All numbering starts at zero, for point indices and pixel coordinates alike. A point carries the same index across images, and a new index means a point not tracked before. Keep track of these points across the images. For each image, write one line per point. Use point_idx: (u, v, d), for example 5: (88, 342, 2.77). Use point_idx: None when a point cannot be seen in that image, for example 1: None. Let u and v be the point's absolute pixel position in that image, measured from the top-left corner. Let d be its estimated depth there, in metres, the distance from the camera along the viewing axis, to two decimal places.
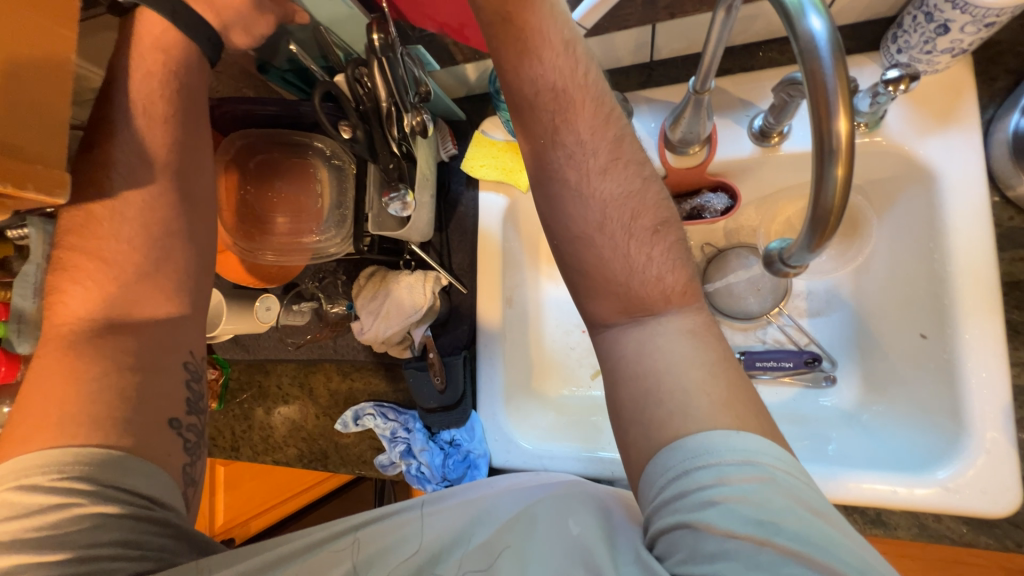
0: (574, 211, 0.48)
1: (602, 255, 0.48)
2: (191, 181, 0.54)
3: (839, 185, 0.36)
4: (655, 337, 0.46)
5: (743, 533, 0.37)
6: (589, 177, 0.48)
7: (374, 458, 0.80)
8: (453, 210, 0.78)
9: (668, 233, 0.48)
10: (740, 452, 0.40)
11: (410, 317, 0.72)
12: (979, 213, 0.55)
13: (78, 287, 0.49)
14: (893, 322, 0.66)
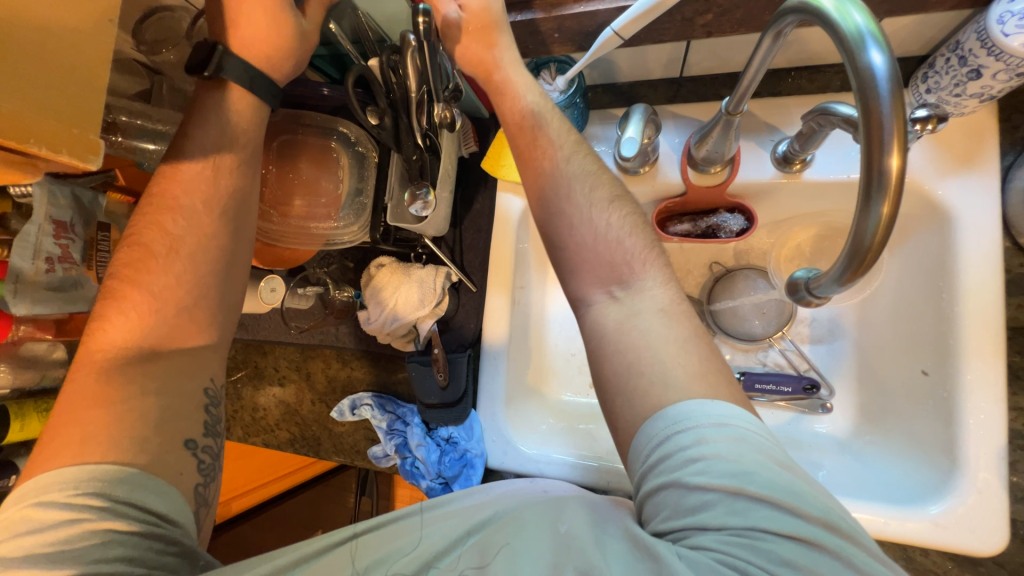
0: (570, 233, 0.51)
1: (574, 221, 0.51)
2: (216, 172, 0.53)
3: (883, 224, 0.37)
4: (633, 317, 0.47)
5: (718, 486, 0.38)
6: (578, 192, 0.52)
7: (368, 450, 0.79)
8: (469, 207, 0.78)
9: (625, 202, 0.52)
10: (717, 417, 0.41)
11: (419, 311, 0.70)
12: (991, 257, 0.56)
13: (121, 317, 0.49)
14: (890, 352, 0.68)
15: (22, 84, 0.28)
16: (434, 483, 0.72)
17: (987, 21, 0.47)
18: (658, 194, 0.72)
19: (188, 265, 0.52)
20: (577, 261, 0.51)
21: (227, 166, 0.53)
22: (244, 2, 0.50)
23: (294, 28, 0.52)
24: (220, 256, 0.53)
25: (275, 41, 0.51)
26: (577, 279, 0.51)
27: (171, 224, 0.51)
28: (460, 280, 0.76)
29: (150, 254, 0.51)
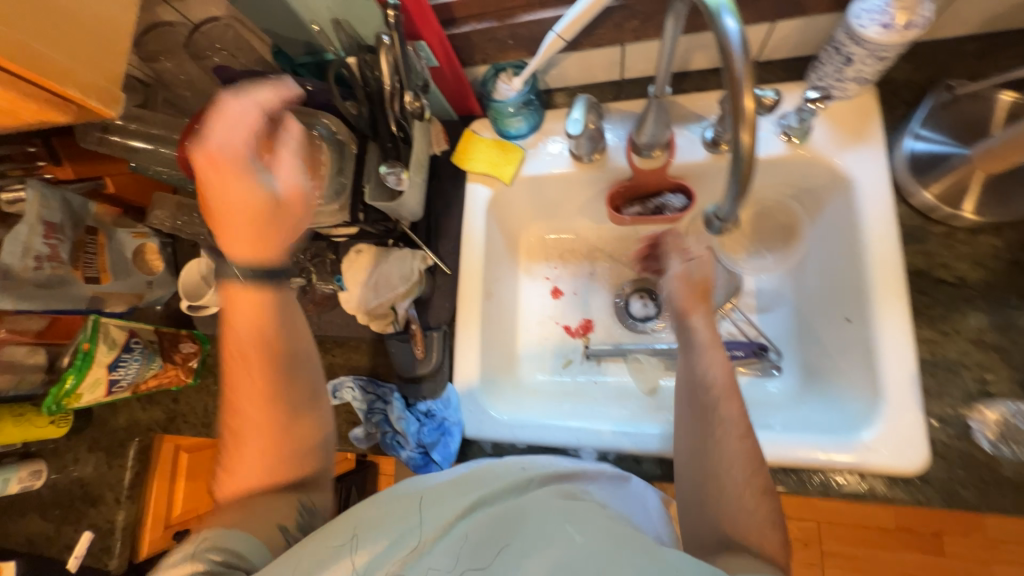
0: (726, 494, 0.56)
1: (724, 478, 0.56)
2: (263, 310, 0.60)
3: (750, 153, 0.46)
4: (738, 558, 0.51)
5: None
6: (732, 471, 0.56)
7: (349, 432, 0.82)
8: (441, 198, 0.85)
9: (768, 499, 0.55)
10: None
11: (397, 289, 0.76)
12: (886, 212, 0.66)
13: (240, 466, 0.58)
14: (823, 309, 0.75)
15: (62, 39, 0.37)
16: (414, 453, 0.74)
17: (850, 20, 0.58)
18: (609, 178, 0.82)
19: (268, 378, 0.59)
20: (706, 478, 0.57)
21: (266, 301, 0.60)
22: (233, 199, 0.56)
23: (269, 199, 0.57)
24: (287, 377, 0.60)
25: (258, 228, 0.58)
26: (707, 491, 0.57)
27: (255, 357, 0.59)
28: (435, 264, 0.82)
29: (247, 417, 0.59)
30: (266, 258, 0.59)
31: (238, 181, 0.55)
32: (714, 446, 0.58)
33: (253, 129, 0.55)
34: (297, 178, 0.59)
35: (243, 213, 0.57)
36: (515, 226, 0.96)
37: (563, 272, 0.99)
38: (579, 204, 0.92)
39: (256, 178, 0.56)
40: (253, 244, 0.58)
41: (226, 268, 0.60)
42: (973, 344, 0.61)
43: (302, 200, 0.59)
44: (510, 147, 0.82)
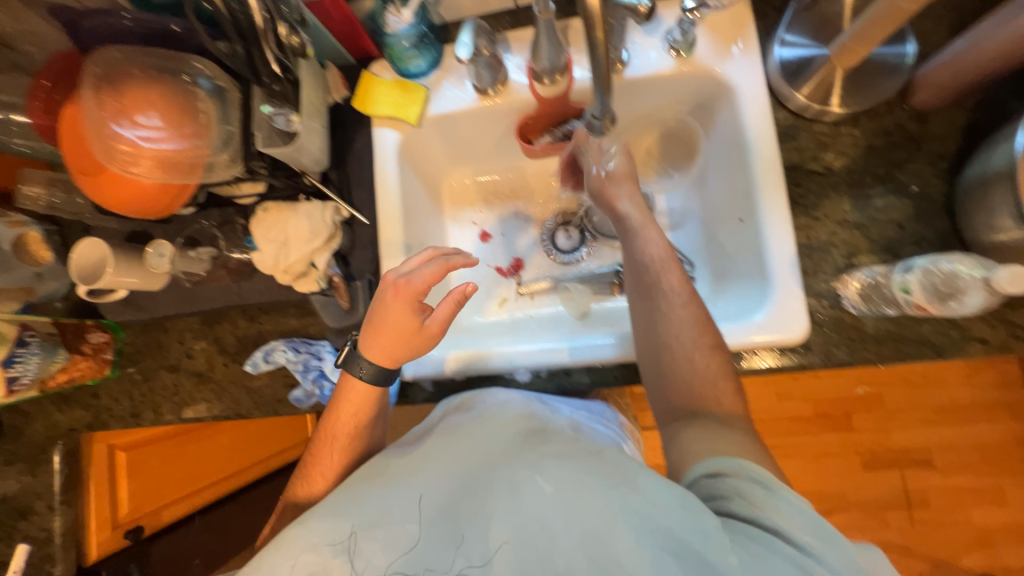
0: (681, 367, 0.63)
1: (675, 354, 0.63)
2: (416, 332, 0.68)
3: (603, 55, 0.48)
4: (702, 423, 0.59)
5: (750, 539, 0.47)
6: (684, 332, 0.64)
7: (289, 395, 0.81)
8: (349, 148, 0.83)
9: (722, 352, 0.63)
10: (798, 507, 0.48)
11: (311, 244, 0.74)
12: (764, 112, 0.72)
13: (326, 467, 0.70)
14: (721, 215, 0.82)
15: None
16: None
17: None
18: (516, 111, 0.83)
19: (359, 424, 0.71)
20: (664, 354, 0.64)
21: (426, 326, 0.68)
22: (383, 321, 0.67)
23: (416, 327, 0.67)
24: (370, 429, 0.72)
25: (402, 346, 0.68)
26: (667, 367, 0.64)
27: (348, 435, 0.71)
28: (352, 216, 0.80)
29: (343, 429, 0.71)
30: (394, 364, 0.70)
31: (406, 313, 0.66)
32: (666, 322, 0.65)
33: (427, 281, 0.65)
34: (444, 323, 0.67)
35: (394, 335, 0.67)
36: (434, 173, 0.95)
37: (489, 215, 1.00)
38: (494, 142, 0.92)
39: (419, 314, 0.67)
40: (384, 354, 0.69)
41: (352, 350, 0.70)
42: (840, 225, 0.69)
43: (437, 337, 0.68)
44: (412, 85, 0.81)
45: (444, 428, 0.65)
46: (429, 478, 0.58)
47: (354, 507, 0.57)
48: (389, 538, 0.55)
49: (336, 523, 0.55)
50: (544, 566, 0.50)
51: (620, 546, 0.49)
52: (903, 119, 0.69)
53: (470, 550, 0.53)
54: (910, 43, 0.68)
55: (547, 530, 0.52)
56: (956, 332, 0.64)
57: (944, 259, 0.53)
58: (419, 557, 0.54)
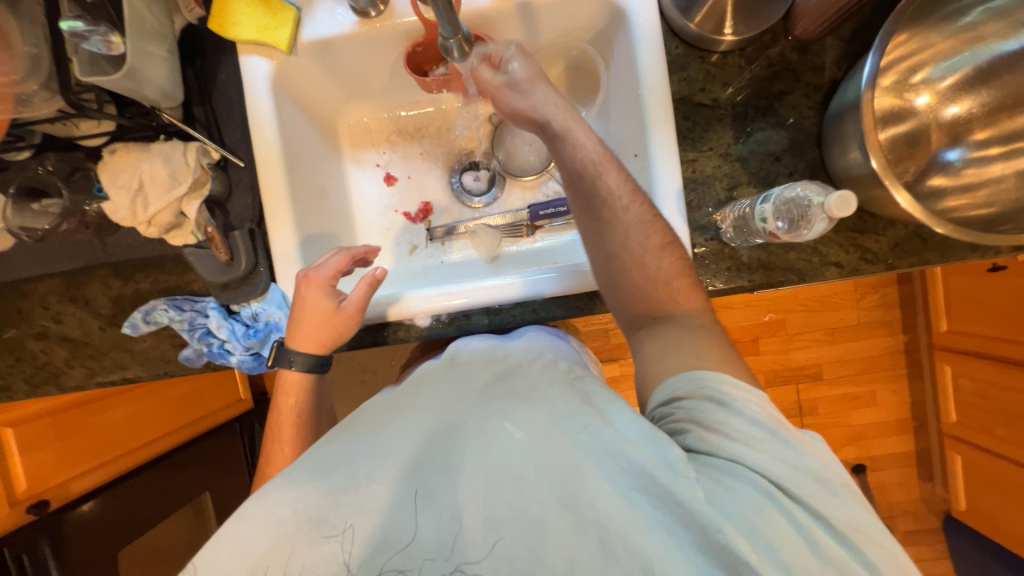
0: (637, 276, 0.62)
1: (627, 266, 0.62)
2: (335, 315, 0.69)
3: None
4: (663, 329, 0.60)
5: (742, 475, 0.46)
6: (631, 236, 0.62)
7: (178, 355, 0.76)
8: (214, 79, 0.74)
9: (678, 252, 0.63)
10: (752, 421, 0.49)
11: (175, 190, 0.66)
12: (655, 38, 0.70)
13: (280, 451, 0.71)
14: (621, 151, 0.81)
15: None
16: (244, 356, 0.74)
17: None
18: (405, 36, 0.76)
19: (304, 403, 0.73)
20: (615, 264, 0.63)
21: (341, 311, 0.69)
22: (302, 309, 0.69)
23: (333, 309, 0.69)
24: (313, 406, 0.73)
25: (325, 332, 0.69)
26: (621, 278, 0.63)
27: (294, 415, 0.72)
28: (225, 159, 0.73)
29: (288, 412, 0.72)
30: (326, 351, 0.71)
31: (319, 295, 0.68)
32: (612, 231, 0.62)
33: (335, 267, 0.68)
34: (361, 305, 0.69)
35: (314, 321, 0.69)
36: (323, 108, 0.87)
37: (392, 156, 0.94)
38: (387, 73, 0.85)
39: (333, 297, 0.68)
40: (310, 338, 0.69)
41: (280, 347, 0.71)
42: (723, 158, 0.71)
43: (354, 318, 0.69)
44: (278, 4, 0.71)
45: (412, 382, 0.67)
46: (393, 435, 0.54)
47: (318, 473, 0.51)
48: (355, 504, 0.49)
49: (298, 493, 0.50)
50: (518, 515, 0.48)
51: (592, 489, 0.47)
52: (786, 49, 0.70)
53: (440, 505, 0.49)
54: None
55: (520, 478, 0.49)
56: (817, 258, 0.70)
57: (796, 186, 0.56)
58: (384, 523, 0.48)
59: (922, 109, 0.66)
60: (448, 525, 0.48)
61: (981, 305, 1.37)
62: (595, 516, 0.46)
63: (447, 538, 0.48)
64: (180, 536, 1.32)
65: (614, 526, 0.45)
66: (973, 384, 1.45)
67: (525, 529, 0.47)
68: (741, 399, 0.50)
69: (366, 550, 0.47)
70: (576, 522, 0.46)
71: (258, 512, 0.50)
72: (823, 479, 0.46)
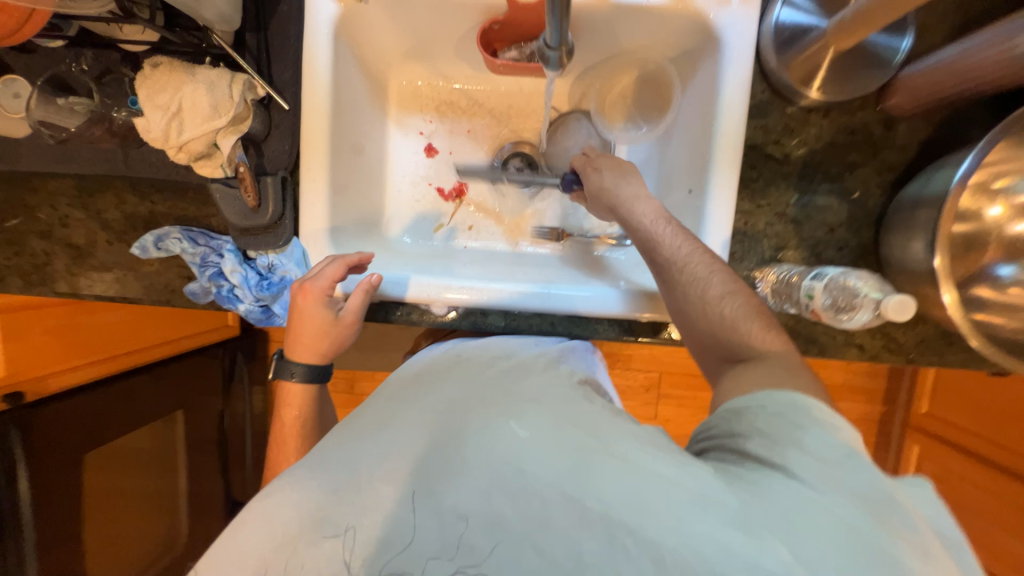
0: (703, 316, 0.59)
1: (700, 310, 0.59)
2: (331, 327, 0.67)
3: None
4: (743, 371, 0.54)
5: (794, 484, 0.40)
6: (703, 282, 0.60)
7: (184, 287, 0.74)
8: (274, 7, 0.68)
9: (740, 298, 0.59)
10: (824, 441, 0.43)
11: (213, 122, 0.63)
12: (744, 76, 0.66)
13: (285, 454, 0.70)
14: (673, 180, 0.79)
15: None
16: (253, 306, 0.71)
17: None
18: (485, 8, 0.71)
19: (306, 402, 0.71)
20: (696, 318, 0.60)
21: (335, 321, 0.67)
22: (298, 320, 0.67)
23: (329, 320, 0.67)
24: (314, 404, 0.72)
25: (323, 341, 0.68)
26: (700, 329, 0.60)
27: (296, 414, 0.71)
28: (270, 97, 0.69)
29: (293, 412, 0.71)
30: (327, 359, 0.70)
31: (313, 308, 0.66)
32: (687, 289, 0.61)
33: (331, 277, 0.65)
34: (358, 314, 0.67)
35: (312, 332, 0.68)
36: (379, 62, 0.82)
37: (438, 126, 0.90)
38: (454, 40, 0.80)
39: (331, 307, 0.66)
40: (308, 347, 0.68)
41: (281, 360, 0.70)
42: (777, 217, 0.69)
43: (354, 326, 0.68)
44: None
45: (416, 372, 0.67)
46: (396, 430, 0.54)
47: (327, 467, 0.51)
48: (360, 503, 0.48)
49: (307, 486, 0.50)
50: (523, 513, 0.44)
51: (602, 484, 0.44)
52: (871, 120, 0.67)
53: (441, 505, 0.46)
54: (908, 37, 0.62)
55: (520, 472, 0.46)
56: (841, 336, 0.69)
57: (852, 275, 0.55)
58: (391, 517, 0.47)
59: (990, 219, 0.62)
60: (450, 524, 0.45)
61: (965, 398, 1.39)
62: (604, 511, 0.43)
63: (456, 533, 0.45)
64: (148, 441, 1.32)
65: (627, 519, 0.42)
66: (935, 469, 1.49)
67: (530, 525, 0.44)
68: (813, 415, 0.45)
69: (369, 547, 0.46)
70: (583, 518, 0.43)
71: (266, 506, 0.49)
72: (891, 505, 0.39)
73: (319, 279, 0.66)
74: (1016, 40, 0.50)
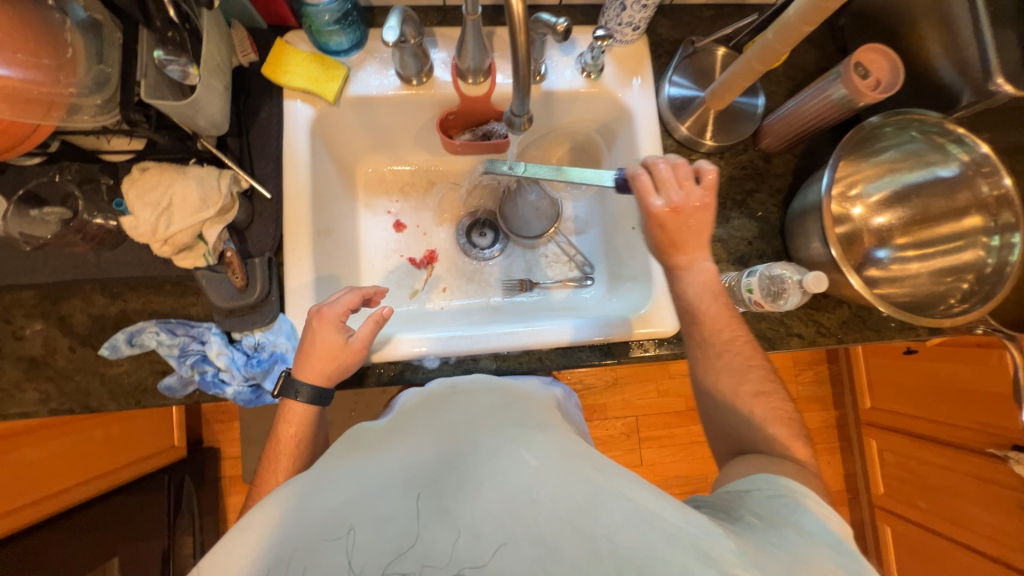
0: (721, 404, 0.66)
1: (721, 396, 0.66)
2: (344, 349, 0.68)
3: (523, 62, 0.50)
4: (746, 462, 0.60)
5: (789, 556, 0.44)
6: (735, 378, 0.65)
7: (158, 383, 0.71)
8: (254, 116, 0.78)
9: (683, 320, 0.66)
10: (819, 528, 0.47)
11: (201, 214, 0.67)
12: (655, 136, 0.84)
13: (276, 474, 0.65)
14: (618, 224, 0.93)
15: None
16: (242, 386, 0.70)
17: None
18: (439, 104, 0.85)
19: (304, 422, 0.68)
20: (719, 414, 0.67)
21: (350, 344, 0.68)
22: (311, 340, 0.67)
23: (342, 343, 0.68)
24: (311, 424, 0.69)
25: (331, 366, 0.68)
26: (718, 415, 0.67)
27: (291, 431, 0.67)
28: (252, 189, 0.75)
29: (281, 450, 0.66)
30: (331, 384, 0.69)
31: (330, 331, 0.67)
32: (720, 384, 0.66)
33: (347, 304, 0.68)
34: (367, 343, 0.68)
35: (321, 355, 0.67)
36: (347, 154, 0.92)
37: (404, 205, 1.00)
38: (413, 132, 0.92)
39: (343, 333, 0.68)
40: (321, 365, 0.67)
41: (288, 378, 0.68)
42: None
43: (364, 355, 0.69)
44: (331, 62, 0.78)
45: (406, 408, 0.64)
46: (410, 446, 0.53)
47: (326, 486, 0.48)
48: (372, 510, 0.45)
49: (312, 499, 0.47)
50: (535, 539, 0.44)
51: (609, 521, 0.45)
52: (755, 157, 0.86)
53: (455, 525, 0.45)
54: (761, 97, 0.84)
55: (537, 504, 0.46)
56: (783, 328, 0.82)
57: (775, 266, 0.68)
58: (396, 533, 0.44)
59: (858, 217, 0.80)
60: (463, 546, 0.44)
61: (896, 387, 1.57)
62: (612, 547, 0.44)
63: (462, 555, 0.44)
64: None
65: (633, 557, 0.43)
66: (898, 458, 1.60)
67: (540, 552, 0.44)
68: (807, 505, 0.50)
69: (376, 553, 0.43)
70: (592, 550, 0.44)
71: (271, 516, 0.46)
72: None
73: (335, 303, 0.68)
74: (830, 91, 0.70)
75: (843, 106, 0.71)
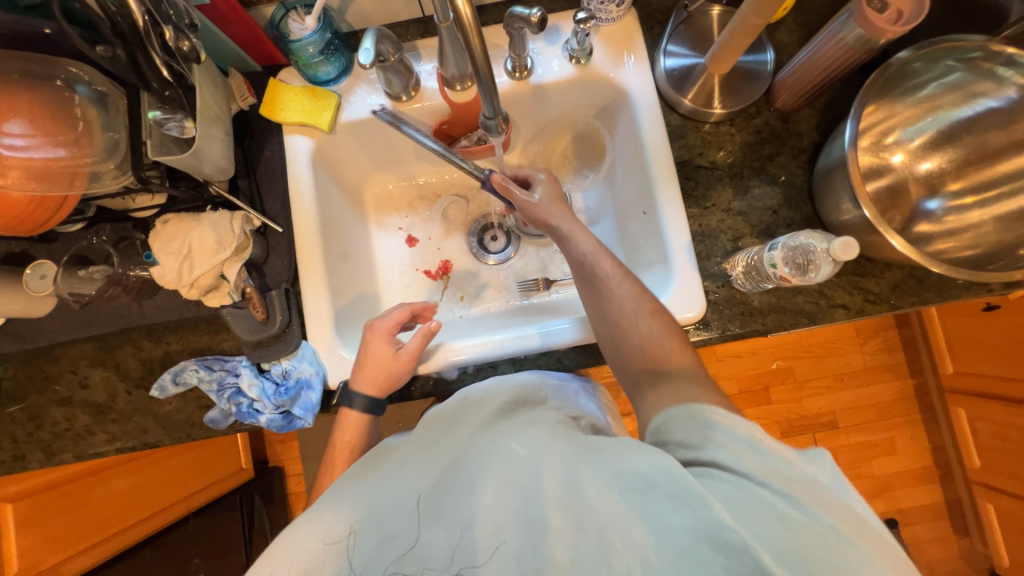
0: (628, 334, 0.62)
1: (623, 322, 0.63)
2: (396, 360, 0.72)
3: (483, 64, 0.49)
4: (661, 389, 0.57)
5: (719, 489, 0.42)
6: (627, 305, 0.63)
7: (204, 416, 0.76)
8: (260, 155, 0.82)
9: (664, 313, 0.63)
10: (734, 434, 0.45)
11: (219, 255, 0.71)
12: (655, 112, 0.79)
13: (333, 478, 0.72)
14: (628, 210, 0.88)
15: None
16: (274, 415, 0.74)
17: None
18: (432, 115, 0.85)
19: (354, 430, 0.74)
20: (625, 343, 0.63)
21: (402, 356, 0.72)
22: (367, 351, 0.73)
23: (395, 353, 0.72)
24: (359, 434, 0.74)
25: (383, 376, 0.72)
26: (628, 346, 0.62)
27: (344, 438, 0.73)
28: (265, 225, 0.78)
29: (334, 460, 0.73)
30: (382, 396, 0.72)
31: (383, 342, 0.72)
32: (614, 306, 0.64)
33: (397, 318, 0.73)
34: (415, 353, 0.71)
35: (373, 365, 0.72)
36: (353, 177, 0.94)
37: (414, 219, 1.01)
38: (411, 147, 0.93)
39: (393, 343, 0.72)
40: (375, 375, 0.72)
41: (344, 388, 0.73)
42: (726, 213, 0.78)
43: (412, 365, 0.72)
44: (323, 92, 0.81)
45: (428, 419, 0.65)
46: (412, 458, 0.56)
47: (339, 504, 0.53)
48: (378, 523, 0.50)
49: (335, 512, 0.52)
50: (525, 523, 0.46)
51: (591, 494, 0.45)
52: (771, 118, 0.79)
53: (452, 521, 0.48)
54: (768, 52, 0.77)
55: (524, 490, 0.47)
56: (824, 300, 0.74)
57: (800, 235, 0.63)
58: (401, 535, 0.48)
59: (898, 165, 0.72)
60: (459, 537, 0.47)
61: (980, 347, 1.39)
62: (596, 521, 0.44)
63: (460, 549, 0.46)
64: None
65: (613, 527, 0.43)
66: (992, 427, 1.42)
67: (531, 534, 0.45)
68: (719, 416, 0.47)
69: (386, 558, 0.48)
70: (577, 525, 0.45)
71: (296, 536, 0.52)
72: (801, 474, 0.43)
73: (387, 316, 0.74)
74: (844, 34, 0.63)
75: (862, 48, 0.64)
